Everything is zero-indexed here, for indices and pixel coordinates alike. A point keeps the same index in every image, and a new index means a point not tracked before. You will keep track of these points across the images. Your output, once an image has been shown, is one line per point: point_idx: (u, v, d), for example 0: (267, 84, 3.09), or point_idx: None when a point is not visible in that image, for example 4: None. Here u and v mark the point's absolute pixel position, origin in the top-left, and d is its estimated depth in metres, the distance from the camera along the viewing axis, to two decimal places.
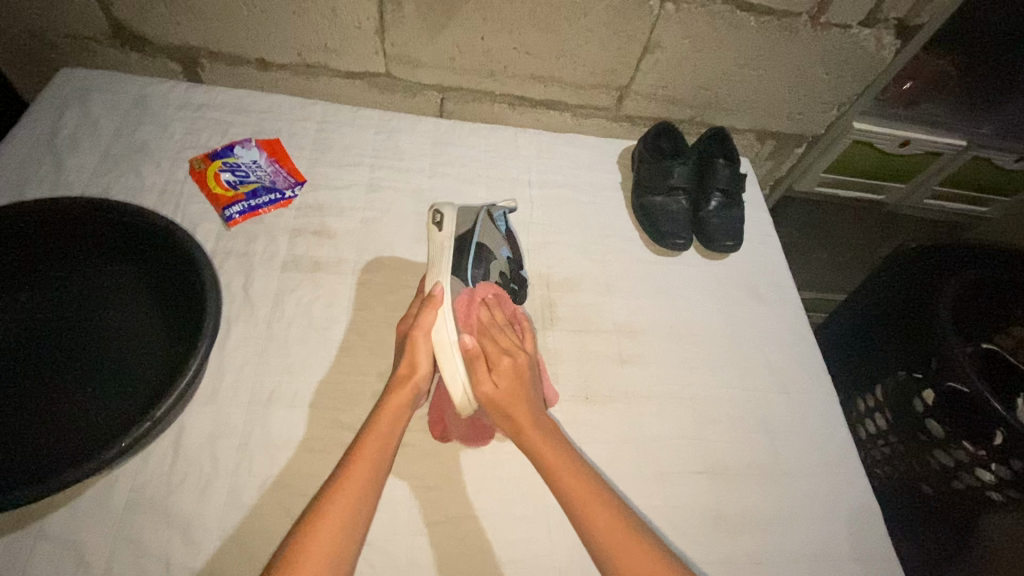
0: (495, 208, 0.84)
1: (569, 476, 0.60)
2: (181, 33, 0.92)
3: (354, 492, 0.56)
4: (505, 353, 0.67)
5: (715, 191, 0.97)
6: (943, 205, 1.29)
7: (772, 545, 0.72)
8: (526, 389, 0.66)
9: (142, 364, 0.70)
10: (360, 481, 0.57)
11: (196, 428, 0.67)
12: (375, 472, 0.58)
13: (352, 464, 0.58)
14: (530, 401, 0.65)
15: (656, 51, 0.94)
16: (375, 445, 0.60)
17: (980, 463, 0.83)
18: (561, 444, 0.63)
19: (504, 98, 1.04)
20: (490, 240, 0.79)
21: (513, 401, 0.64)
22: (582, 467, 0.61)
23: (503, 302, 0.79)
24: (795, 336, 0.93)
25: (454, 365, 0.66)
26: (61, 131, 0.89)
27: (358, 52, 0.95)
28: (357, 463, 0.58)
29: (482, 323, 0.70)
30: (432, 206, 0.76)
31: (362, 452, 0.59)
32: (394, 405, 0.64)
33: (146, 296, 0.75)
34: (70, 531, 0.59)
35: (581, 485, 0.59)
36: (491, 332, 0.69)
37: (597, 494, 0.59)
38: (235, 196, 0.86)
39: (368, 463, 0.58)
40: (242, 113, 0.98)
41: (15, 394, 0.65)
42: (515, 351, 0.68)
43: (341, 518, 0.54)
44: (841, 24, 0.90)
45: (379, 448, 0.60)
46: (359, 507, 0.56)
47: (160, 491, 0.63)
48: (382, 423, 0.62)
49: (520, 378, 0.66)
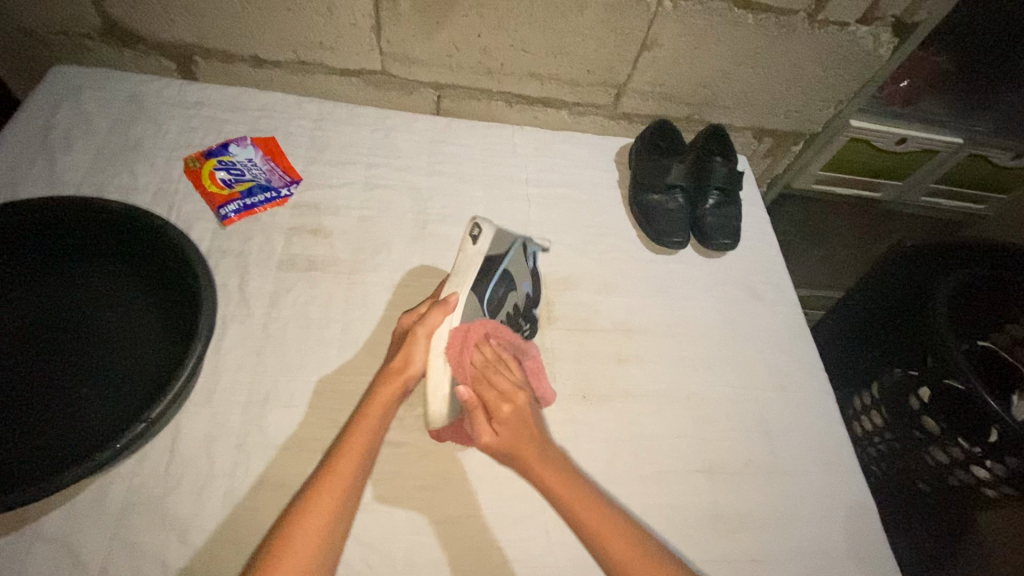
0: (530, 243, 0.84)
1: (591, 522, 0.59)
2: (175, 30, 0.92)
3: (336, 492, 0.55)
4: (504, 398, 0.63)
5: (712, 189, 0.97)
6: (939, 203, 1.30)
7: (769, 543, 0.73)
8: (530, 430, 0.63)
9: (136, 365, 0.70)
10: (343, 481, 0.56)
11: (192, 429, 0.67)
12: (358, 471, 0.58)
13: (334, 463, 0.57)
14: (535, 441, 0.63)
15: (654, 49, 0.94)
16: (359, 443, 0.59)
17: (975, 460, 0.84)
18: (588, 500, 0.60)
19: (502, 96, 1.04)
20: (516, 271, 0.78)
21: (520, 447, 0.62)
22: (597, 504, 0.60)
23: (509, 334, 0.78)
24: (792, 335, 0.93)
25: (443, 372, 0.64)
26: (54, 129, 0.88)
27: (354, 49, 0.94)
28: (341, 463, 0.57)
29: (477, 369, 0.65)
30: (476, 220, 0.71)
31: (347, 451, 0.59)
32: (381, 401, 0.63)
33: (140, 296, 0.75)
34: (65, 533, 0.59)
35: (606, 531, 0.58)
36: (488, 378, 0.64)
37: (613, 529, 0.58)
38: (230, 195, 0.85)
39: (351, 462, 0.58)
40: (237, 111, 0.97)
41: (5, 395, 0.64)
42: (514, 396, 0.64)
43: (323, 518, 0.53)
44: (838, 22, 0.90)
45: (362, 446, 0.59)
46: (341, 506, 0.55)
47: (156, 493, 0.63)
48: (367, 421, 0.61)
49: (522, 424, 0.63)
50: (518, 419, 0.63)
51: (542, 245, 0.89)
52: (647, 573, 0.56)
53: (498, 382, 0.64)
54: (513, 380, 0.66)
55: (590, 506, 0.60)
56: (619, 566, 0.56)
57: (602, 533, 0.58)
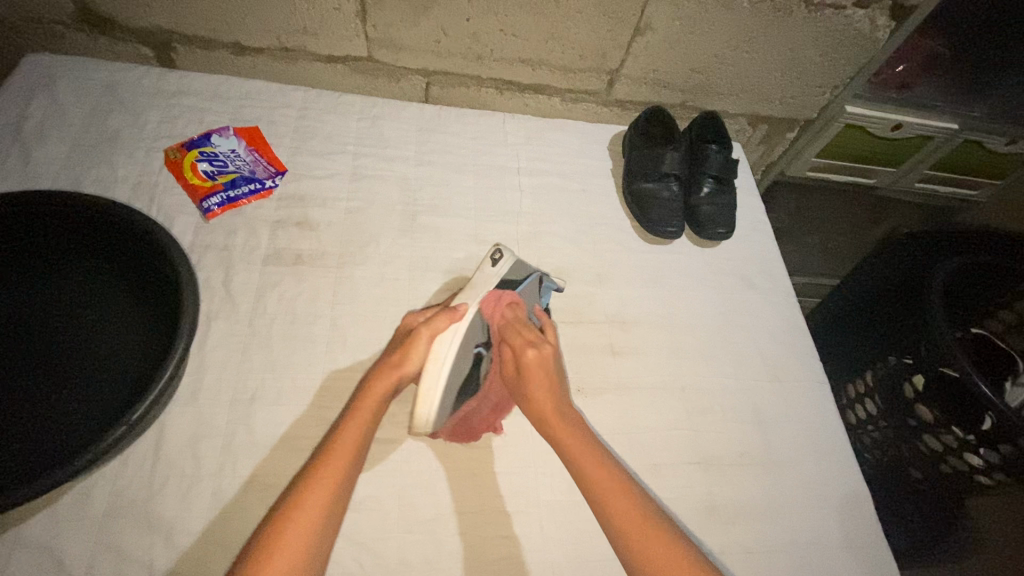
0: (548, 278, 0.81)
1: (593, 469, 0.60)
2: (151, 15, 0.88)
3: (330, 488, 0.54)
4: (530, 344, 0.66)
5: (708, 176, 0.96)
6: (934, 189, 1.29)
7: (764, 535, 0.72)
8: (553, 382, 0.66)
9: (118, 366, 0.68)
10: (337, 474, 0.55)
11: (177, 428, 0.65)
12: (354, 463, 0.57)
13: (328, 456, 0.56)
14: (556, 387, 0.65)
15: (647, 33, 0.92)
16: (353, 435, 0.58)
17: (969, 447, 0.84)
18: (588, 440, 0.62)
19: (492, 82, 1.01)
20: (529, 299, 0.75)
21: (539, 388, 0.64)
22: (600, 456, 0.61)
23: None
24: (787, 325, 0.92)
25: (437, 382, 0.63)
26: (27, 121, 0.85)
27: (338, 35, 0.91)
28: (334, 455, 0.56)
29: (506, 319, 0.69)
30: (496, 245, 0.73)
31: (340, 443, 0.57)
32: (378, 393, 0.62)
33: (121, 295, 0.73)
34: (47, 538, 0.57)
35: (605, 480, 0.59)
36: (512, 330, 0.67)
37: (612, 476, 0.59)
38: (212, 187, 0.83)
39: (345, 455, 0.57)
40: (219, 100, 0.94)
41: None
42: (538, 346, 0.66)
43: (317, 511, 0.52)
44: (834, 5, 0.88)
45: (356, 439, 0.58)
46: (336, 500, 0.54)
47: (141, 495, 0.61)
48: (360, 412, 0.60)
49: (545, 372, 0.65)
50: (544, 366, 0.65)
51: (558, 287, 0.83)
52: (635, 524, 0.55)
53: (521, 334, 0.67)
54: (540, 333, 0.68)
55: (595, 457, 0.60)
56: (608, 513, 0.57)
57: (599, 481, 0.59)
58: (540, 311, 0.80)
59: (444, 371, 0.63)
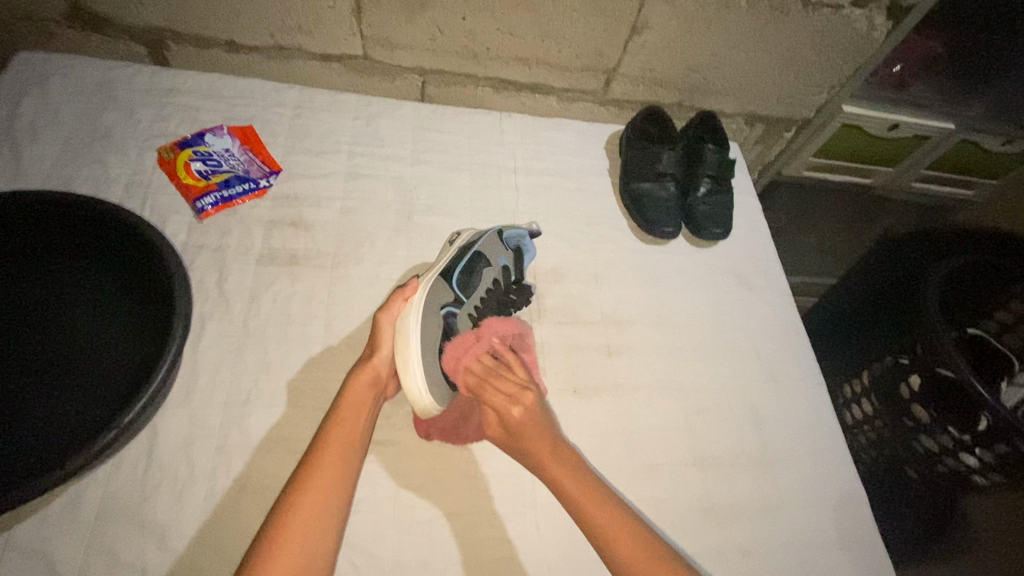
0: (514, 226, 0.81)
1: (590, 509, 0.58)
2: (144, 13, 0.87)
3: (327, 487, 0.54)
4: (511, 400, 0.63)
5: (704, 177, 0.95)
6: (931, 188, 1.29)
7: (759, 535, 0.72)
8: (542, 426, 0.63)
9: (112, 366, 0.67)
10: (332, 472, 0.55)
11: (170, 430, 0.65)
12: (347, 461, 0.57)
13: (321, 456, 0.56)
14: (545, 433, 0.62)
15: (644, 32, 0.91)
16: (342, 435, 0.58)
17: (964, 448, 0.84)
18: (588, 483, 0.60)
19: (488, 81, 1.01)
20: (488, 249, 0.76)
21: (530, 444, 0.62)
22: (603, 498, 0.59)
23: (494, 313, 0.77)
24: (783, 325, 0.92)
25: (413, 355, 0.65)
26: (18, 119, 0.84)
27: (333, 33, 0.90)
28: (326, 457, 0.56)
29: (480, 374, 0.65)
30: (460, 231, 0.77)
31: (332, 444, 0.57)
32: (360, 389, 0.62)
33: (115, 294, 0.72)
34: (40, 542, 0.57)
35: (614, 527, 0.57)
36: (492, 385, 0.64)
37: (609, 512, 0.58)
38: (206, 187, 0.82)
39: (339, 454, 0.57)
40: (212, 98, 0.93)
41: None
42: (519, 399, 0.63)
43: (315, 511, 0.52)
44: (833, 4, 0.88)
45: (348, 437, 0.58)
46: (335, 500, 0.54)
47: (134, 497, 0.61)
48: (348, 411, 0.60)
49: (530, 416, 0.63)
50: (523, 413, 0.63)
51: (531, 227, 0.85)
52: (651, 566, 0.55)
53: (500, 387, 0.63)
54: (519, 379, 0.65)
55: (589, 494, 0.59)
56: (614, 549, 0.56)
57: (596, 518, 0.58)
58: (511, 259, 0.80)
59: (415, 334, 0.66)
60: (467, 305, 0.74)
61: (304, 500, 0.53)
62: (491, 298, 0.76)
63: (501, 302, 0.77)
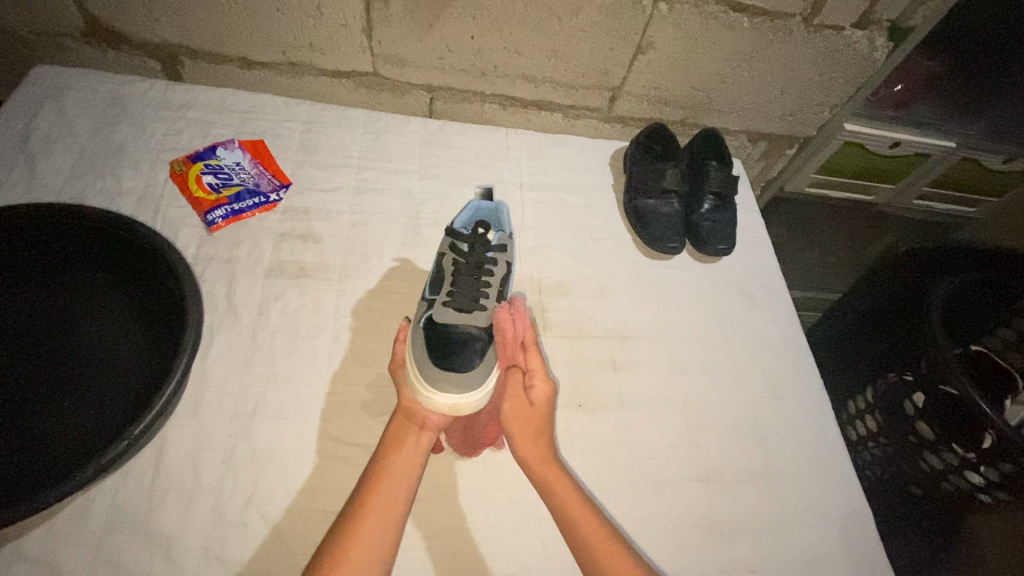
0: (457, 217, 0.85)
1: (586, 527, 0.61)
2: (160, 30, 0.89)
3: (382, 509, 0.57)
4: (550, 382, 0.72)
5: (708, 194, 0.97)
6: (932, 204, 1.30)
7: (766, 553, 0.72)
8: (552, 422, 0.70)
9: (123, 378, 0.68)
10: (388, 494, 0.59)
11: (178, 441, 0.65)
12: (402, 484, 0.60)
13: (376, 480, 0.60)
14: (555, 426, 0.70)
15: (648, 52, 0.93)
16: (378, 507, 0.57)
17: (969, 466, 0.84)
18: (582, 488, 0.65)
19: (495, 98, 1.02)
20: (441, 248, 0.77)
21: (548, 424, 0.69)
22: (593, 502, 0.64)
23: (473, 273, 0.73)
24: (788, 341, 0.92)
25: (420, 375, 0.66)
26: (34, 132, 0.86)
27: (345, 50, 0.92)
28: (362, 528, 0.56)
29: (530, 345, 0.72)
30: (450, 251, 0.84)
31: (383, 472, 0.60)
32: (401, 419, 0.66)
33: (127, 306, 0.73)
34: (45, 553, 0.57)
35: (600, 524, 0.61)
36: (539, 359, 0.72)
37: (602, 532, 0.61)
38: (217, 200, 0.83)
39: (378, 525, 0.56)
40: (224, 113, 0.95)
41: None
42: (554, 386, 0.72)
43: (373, 530, 0.56)
44: (834, 25, 0.89)
45: (385, 508, 0.57)
46: (379, 552, 0.55)
47: (141, 509, 0.61)
48: (387, 479, 0.60)
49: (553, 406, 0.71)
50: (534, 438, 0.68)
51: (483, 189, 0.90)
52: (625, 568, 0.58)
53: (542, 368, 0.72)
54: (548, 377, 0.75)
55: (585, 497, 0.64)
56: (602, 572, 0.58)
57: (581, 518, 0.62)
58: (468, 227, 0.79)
59: (415, 351, 0.68)
60: (441, 296, 0.71)
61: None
62: (462, 269, 0.73)
63: (474, 263, 0.73)
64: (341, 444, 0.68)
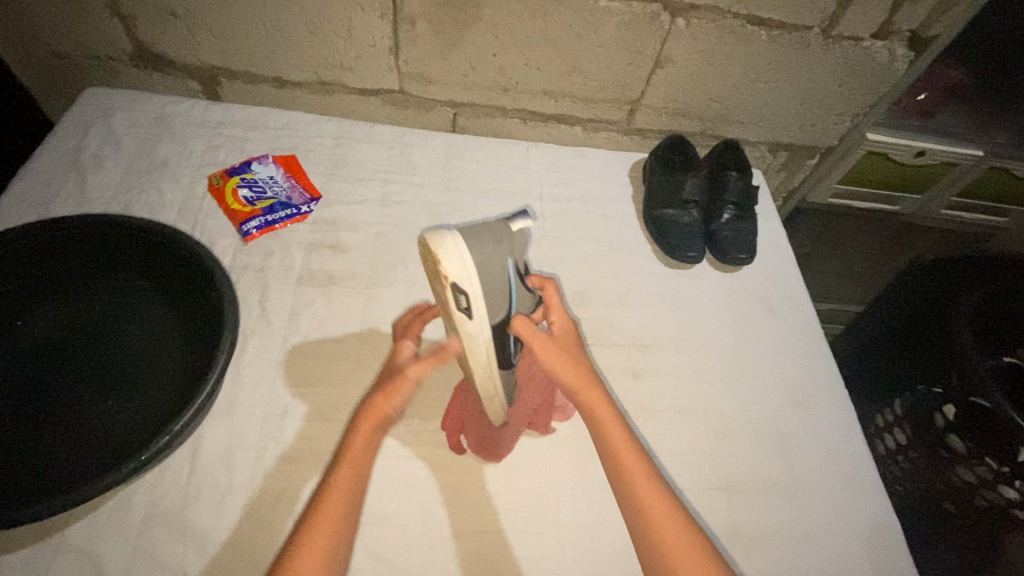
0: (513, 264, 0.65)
1: (637, 482, 0.60)
2: (200, 52, 0.95)
3: (333, 517, 0.55)
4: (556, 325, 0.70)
5: (728, 204, 0.97)
6: (960, 216, 1.27)
7: (790, 565, 0.71)
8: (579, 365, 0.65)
9: (162, 378, 0.71)
10: (342, 500, 0.57)
11: (212, 440, 0.68)
12: (355, 492, 0.58)
13: (333, 485, 0.57)
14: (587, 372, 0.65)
15: (666, 66, 0.95)
16: (326, 529, 0.54)
17: (1004, 480, 0.82)
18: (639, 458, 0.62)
19: (516, 113, 1.05)
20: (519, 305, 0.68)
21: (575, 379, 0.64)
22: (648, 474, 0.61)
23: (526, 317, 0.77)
24: (811, 351, 0.91)
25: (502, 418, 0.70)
26: (85, 149, 0.92)
27: (373, 69, 0.96)
28: (315, 536, 0.54)
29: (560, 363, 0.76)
30: (451, 282, 0.60)
31: (339, 476, 0.58)
32: (370, 423, 0.61)
33: (168, 312, 0.77)
34: (89, 545, 0.60)
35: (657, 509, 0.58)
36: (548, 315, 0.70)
37: (645, 478, 0.60)
38: (251, 212, 0.88)
39: (330, 535, 0.54)
40: (259, 130, 1.00)
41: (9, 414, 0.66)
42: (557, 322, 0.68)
43: (325, 541, 0.54)
44: (852, 37, 0.90)
45: (339, 515, 0.56)
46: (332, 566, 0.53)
47: (176, 504, 0.64)
48: (342, 491, 0.57)
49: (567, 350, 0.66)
50: (570, 360, 0.65)
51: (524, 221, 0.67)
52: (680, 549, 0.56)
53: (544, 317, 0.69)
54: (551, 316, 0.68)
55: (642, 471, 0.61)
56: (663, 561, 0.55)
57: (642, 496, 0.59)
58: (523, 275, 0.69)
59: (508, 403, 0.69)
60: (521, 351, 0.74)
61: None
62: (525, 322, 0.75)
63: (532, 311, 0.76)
64: None
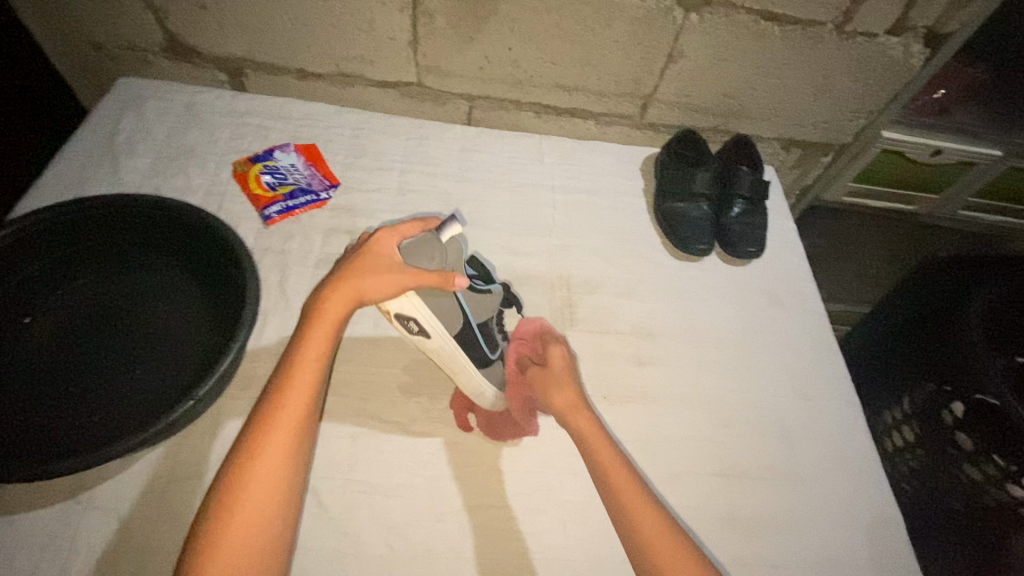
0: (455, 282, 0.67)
1: (622, 489, 0.60)
2: (228, 44, 0.99)
3: (286, 431, 0.53)
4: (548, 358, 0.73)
5: (738, 198, 0.98)
6: (977, 216, 1.27)
7: (789, 550, 0.72)
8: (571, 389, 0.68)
9: (187, 351, 0.75)
10: (297, 412, 0.54)
11: (232, 410, 0.72)
12: (309, 406, 0.55)
13: (282, 396, 0.54)
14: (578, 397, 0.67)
15: (679, 60, 0.96)
16: (280, 444, 0.52)
17: (1011, 477, 0.80)
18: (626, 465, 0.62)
19: (530, 106, 1.07)
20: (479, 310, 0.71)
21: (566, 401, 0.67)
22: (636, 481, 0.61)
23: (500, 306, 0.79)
24: (818, 344, 0.92)
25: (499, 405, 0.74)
26: (118, 135, 0.96)
27: (391, 61, 0.99)
28: (267, 450, 0.52)
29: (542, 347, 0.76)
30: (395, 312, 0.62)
31: (292, 381, 0.55)
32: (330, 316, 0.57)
33: (193, 288, 0.80)
34: (115, 502, 0.64)
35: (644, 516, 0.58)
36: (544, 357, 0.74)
37: (630, 482, 0.60)
38: (273, 197, 0.91)
39: (281, 452, 0.52)
40: (282, 119, 1.04)
41: (34, 372, 0.69)
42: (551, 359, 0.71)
43: (280, 456, 0.52)
44: (866, 33, 0.90)
45: (292, 425, 0.54)
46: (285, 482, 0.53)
47: (197, 468, 0.67)
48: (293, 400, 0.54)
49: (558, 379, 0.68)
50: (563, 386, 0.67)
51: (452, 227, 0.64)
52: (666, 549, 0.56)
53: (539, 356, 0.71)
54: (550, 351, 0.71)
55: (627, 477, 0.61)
56: (651, 562, 0.56)
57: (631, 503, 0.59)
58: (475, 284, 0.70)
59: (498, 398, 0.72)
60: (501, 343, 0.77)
61: (246, 505, 0.50)
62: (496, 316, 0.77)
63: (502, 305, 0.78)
64: (377, 421, 0.73)
